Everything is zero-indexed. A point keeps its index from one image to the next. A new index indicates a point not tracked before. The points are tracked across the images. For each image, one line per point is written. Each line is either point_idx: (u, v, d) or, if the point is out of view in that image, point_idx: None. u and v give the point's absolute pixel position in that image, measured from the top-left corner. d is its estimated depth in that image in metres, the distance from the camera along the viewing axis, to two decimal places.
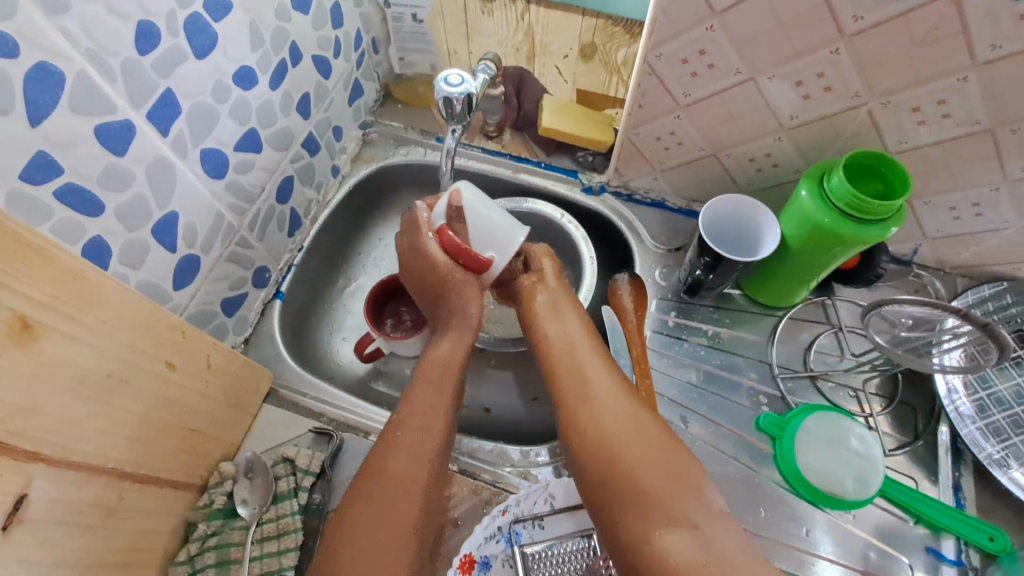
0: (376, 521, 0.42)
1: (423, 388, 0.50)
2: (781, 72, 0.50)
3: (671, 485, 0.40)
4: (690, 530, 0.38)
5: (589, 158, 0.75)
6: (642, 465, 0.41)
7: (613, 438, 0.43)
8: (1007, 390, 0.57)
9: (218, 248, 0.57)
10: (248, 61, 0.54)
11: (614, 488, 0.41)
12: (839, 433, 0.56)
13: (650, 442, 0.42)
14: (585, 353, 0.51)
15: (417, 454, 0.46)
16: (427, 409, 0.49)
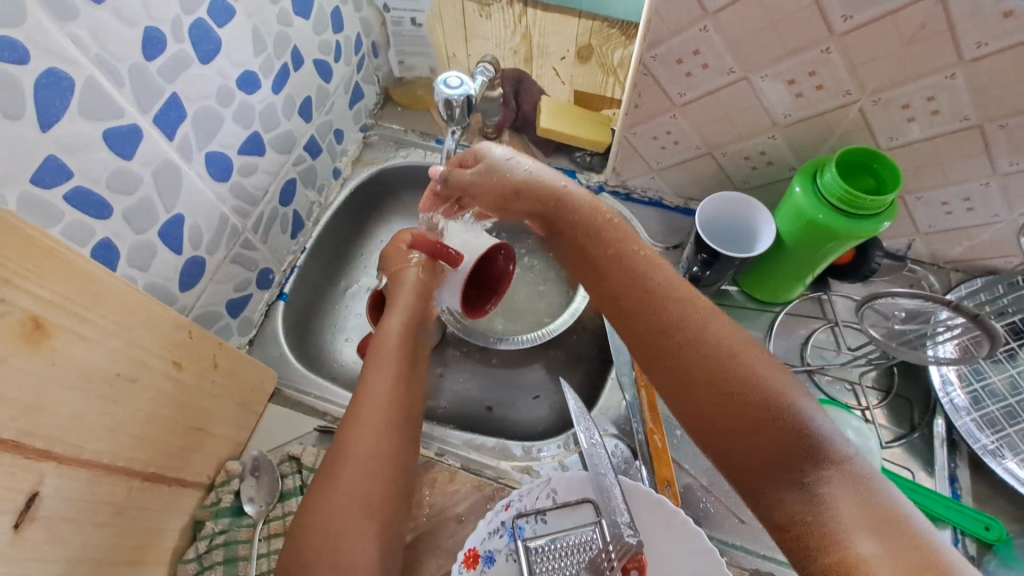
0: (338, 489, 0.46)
1: (371, 366, 0.54)
2: (774, 71, 0.51)
3: (782, 439, 0.38)
4: (800, 484, 0.37)
5: (586, 159, 0.76)
6: (734, 418, 0.40)
7: (719, 398, 0.41)
8: (1001, 382, 0.58)
9: (223, 250, 0.58)
10: (251, 65, 0.55)
11: (734, 450, 0.40)
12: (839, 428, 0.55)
13: (753, 397, 0.40)
14: (663, 298, 0.46)
15: (372, 426, 0.49)
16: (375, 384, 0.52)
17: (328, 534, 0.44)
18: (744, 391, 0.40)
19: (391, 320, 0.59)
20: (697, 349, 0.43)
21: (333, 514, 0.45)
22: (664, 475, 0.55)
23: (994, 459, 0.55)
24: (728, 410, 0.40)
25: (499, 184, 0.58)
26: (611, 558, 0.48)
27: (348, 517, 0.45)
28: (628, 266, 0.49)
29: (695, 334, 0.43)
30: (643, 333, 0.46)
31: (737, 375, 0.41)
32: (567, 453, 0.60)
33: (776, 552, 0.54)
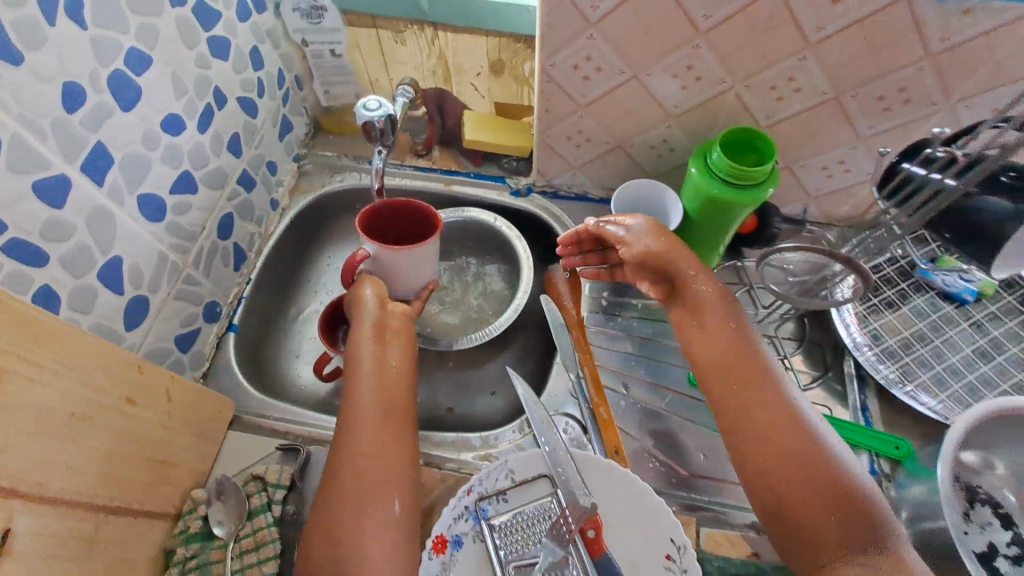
0: (361, 537, 0.46)
1: (364, 400, 0.53)
2: (658, 68, 0.58)
3: (846, 520, 0.43)
4: (859, 559, 0.42)
5: (513, 164, 0.82)
6: (816, 487, 0.45)
7: (808, 467, 0.46)
8: (894, 318, 0.67)
9: (165, 287, 0.60)
10: (174, 108, 0.57)
11: (794, 510, 0.45)
12: None
13: (835, 476, 0.45)
14: (763, 373, 0.51)
15: (386, 462, 0.50)
16: (383, 417, 0.53)
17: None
18: (837, 472, 0.46)
19: (361, 348, 0.58)
20: (788, 421, 0.48)
21: (360, 562, 0.45)
22: (612, 443, 0.60)
23: (897, 385, 0.62)
24: (818, 483, 0.45)
25: (641, 252, 0.57)
26: (567, 521, 0.52)
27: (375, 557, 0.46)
28: (717, 330, 0.54)
29: (785, 409, 0.49)
30: (742, 397, 0.50)
31: (824, 454, 0.47)
32: (522, 437, 0.64)
33: (720, 495, 0.60)
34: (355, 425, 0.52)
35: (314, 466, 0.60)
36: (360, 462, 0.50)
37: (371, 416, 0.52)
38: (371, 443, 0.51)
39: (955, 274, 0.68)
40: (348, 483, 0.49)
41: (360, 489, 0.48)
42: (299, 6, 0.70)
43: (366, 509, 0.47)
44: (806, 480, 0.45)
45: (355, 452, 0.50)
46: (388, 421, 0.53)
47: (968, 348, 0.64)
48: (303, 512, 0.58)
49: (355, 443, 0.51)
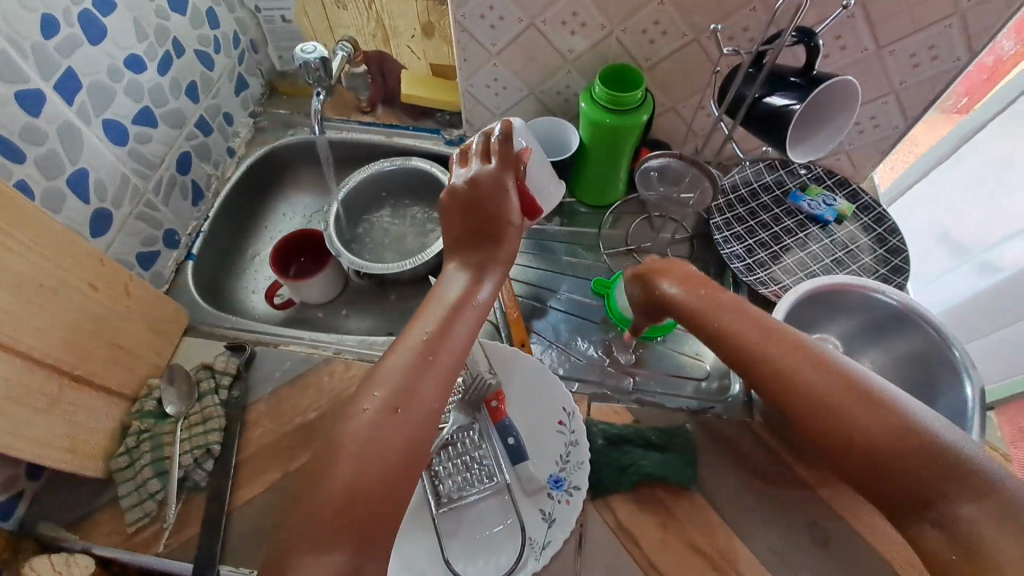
0: (392, 446, 0.45)
1: (440, 316, 0.50)
2: (549, 17, 0.69)
3: (920, 471, 0.38)
4: (947, 520, 0.37)
5: (447, 118, 0.92)
6: (857, 443, 0.40)
7: (817, 416, 0.42)
8: (767, 236, 0.78)
9: (128, 206, 0.69)
10: (135, 49, 0.67)
11: (865, 481, 0.41)
12: None
13: (852, 417, 0.41)
14: (745, 328, 0.48)
15: (443, 380, 0.48)
16: (458, 333, 0.50)
17: (381, 485, 0.43)
18: (863, 414, 0.40)
19: (456, 274, 0.54)
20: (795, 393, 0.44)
21: (383, 473, 0.43)
22: (519, 336, 0.70)
23: (764, 288, 0.73)
24: (861, 443, 0.40)
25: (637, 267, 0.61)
26: (474, 393, 0.63)
27: (399, 467, 0.44)
28: (692, 297, 0.53)
29: (775, 362, 0.46)
30: (734, 362, 0.48)
31: (836, 397, 0.42)
32: None
33: (612, 380, 0.70)
34: (432, 335, 0.48)
35: (259, 361, 0.69)
36: (417, 373, 0.47)
37: (449, 336, 0.49)
38: (439, 361, 0.48)
39: (820, 199, 0.79)
40: (402, 391, 0.46)
41: (409, 402, 0.46)
42: None
43: (411, 421, 0.45)
44: (835, 435, 0.41)
45: (425, 363, 0.47)
46: (462, 347, 0.49)
47: (827, 259, 0.76)
48: (247, 397, 0.66)
49: (431, 355, 0.48)
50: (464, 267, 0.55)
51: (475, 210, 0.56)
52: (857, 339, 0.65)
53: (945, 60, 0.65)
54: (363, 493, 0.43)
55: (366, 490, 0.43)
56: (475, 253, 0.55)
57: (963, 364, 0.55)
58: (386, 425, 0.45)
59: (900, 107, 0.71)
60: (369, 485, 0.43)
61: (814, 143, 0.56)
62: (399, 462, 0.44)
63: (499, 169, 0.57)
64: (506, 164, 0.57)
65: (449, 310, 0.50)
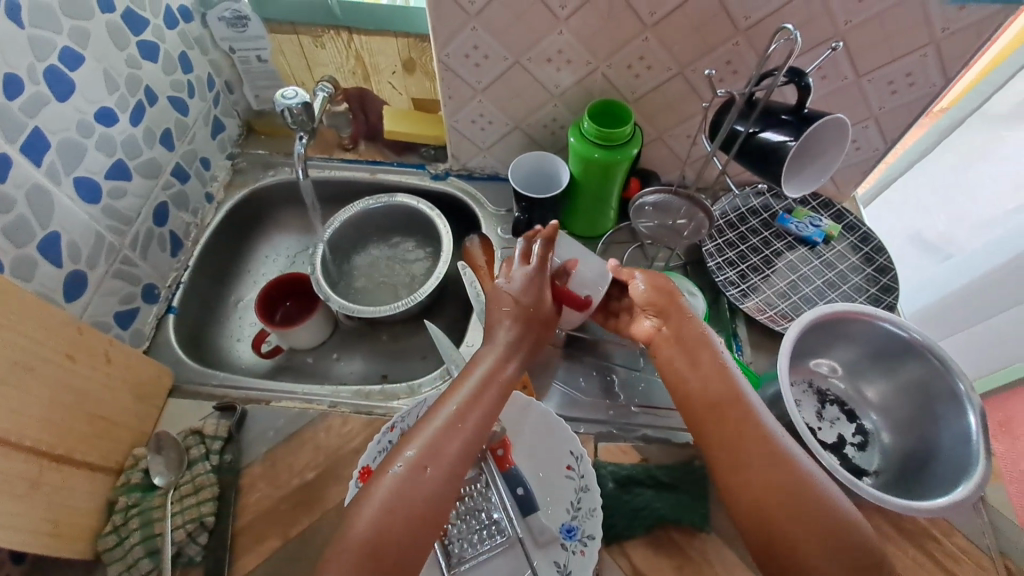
0: (418, 502, 0.45)
1: (475, 379, 0.52)
2: (534, 55, 0.69)
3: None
4: None
5: (432, 152, 0.91)
6: (810, 535, 0.43)
7: (775, 498, 0.45)
8: (759, 260, 0.78)
9: (103, 265, 0.66)
10: (107, 102, 0.64)
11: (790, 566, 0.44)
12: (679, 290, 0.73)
13: (811, 514, 0.44)
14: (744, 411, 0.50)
15: (470, 444, 0.48)
16: (487, 399, 0.51)
17: (408, 539, 0.44)
18: (816, 515, 0.44)
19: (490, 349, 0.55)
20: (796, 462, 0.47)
21: (405, 526, 0.44)
22: (520, 378, 0.69)
23: (760, 314, 0.73)
24: (814, 538, 0.43)
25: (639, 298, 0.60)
26: None
27: (426, 525, 0.45)
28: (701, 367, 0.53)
29: (755, 448, 0.47)
30: (725, 433, 0.49)
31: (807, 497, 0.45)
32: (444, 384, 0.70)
33: (617, 417, 0.68)
34: (460, 398, 0.50)
35: (250, 420, 0.66)
36: (446, 431, 0.48)
37: (477, 402, 0.50)
38: (466, 424, 0.49)
39: (807, 221, 0.80)
40: (431, 447, 0.47)
41: (438, 459, 0.47)
42: (225, 17, 0.78)
43: (439, 475, 0.46)
44: (787, 523, 0.44)
45: (455, 421, 0.49)
46: (490, 416, 0.51)
47: (818, 281, 0.76)
48: (240, 460, 0.63)
49: (457, 417, 0.49)
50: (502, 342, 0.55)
51: (524, 321, 0.57)
52: (858, 366, 0.66)
53: (922, 86, 0.66)
54: (387, 549, 0.43)
55: (387, 543, 0.43)
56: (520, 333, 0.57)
57: (966, 393, 0.56)
58: (414, 480, 0.46)
59: (880, 129, 0.73)
60: (393, 537, 0.44)
61: (807, 176, 0.57)
62: (427, 519, 0.45)
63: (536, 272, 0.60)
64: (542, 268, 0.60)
65: (484, 374, 0.52)
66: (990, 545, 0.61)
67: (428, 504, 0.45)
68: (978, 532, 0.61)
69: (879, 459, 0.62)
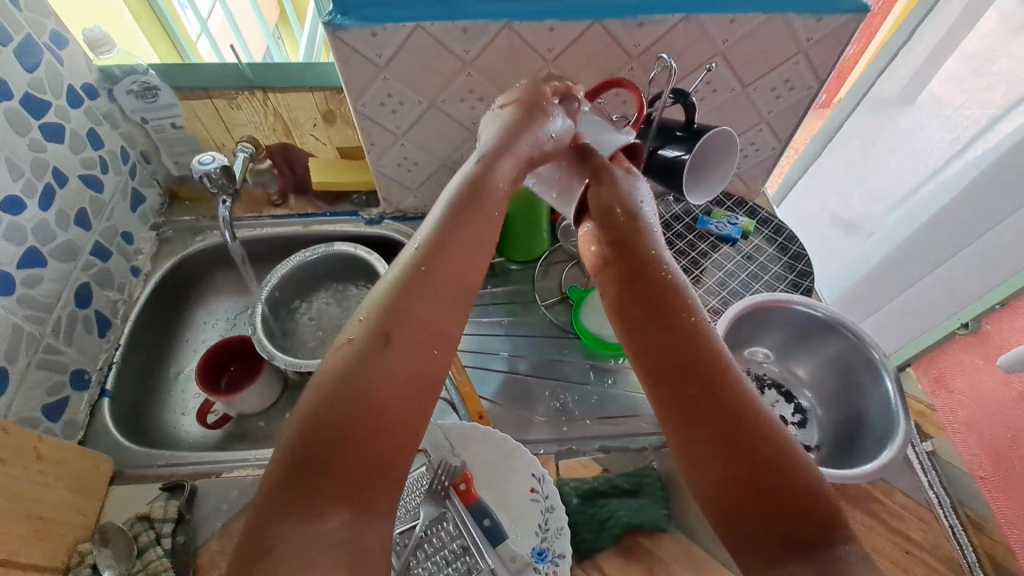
0: (379, 366, 0.37)
1: (454, 205, 0.45)
2: (447, 97, 0.72)
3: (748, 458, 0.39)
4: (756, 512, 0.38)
5: (364, 198, 0.92)
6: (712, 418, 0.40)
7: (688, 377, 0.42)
8: (687, 263, 0.83)
9: (24, 358, 0.62)
10: (12, 190, 0.62)
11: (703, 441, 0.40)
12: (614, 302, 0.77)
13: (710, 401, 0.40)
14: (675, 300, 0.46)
15: (438, 292, 0.41)
16: (463, 240, 0.44)
17: (375, 411, 0.36)
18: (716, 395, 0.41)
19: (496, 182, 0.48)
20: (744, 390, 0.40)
21: (368, 389, 0.36)
22: (475, 409, 0.69)
23: None
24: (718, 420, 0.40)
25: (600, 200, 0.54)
26: (441, 478, 0.61)
27: (397, 401, 0.37)
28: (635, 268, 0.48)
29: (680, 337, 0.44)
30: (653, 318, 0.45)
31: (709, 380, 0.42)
32: None
33: (575, 432, 0.70)
34: (431, 244, 0.43)
35: (202, 496, 0.63)
36: (410, 280, 0.41)
37: (448, 240, 0.43)
38: (432, 269, 0.41)
39: (725, 220, 0.86)
40: (401, 294, 0.40)
41: (407, 318, 0.39)
42: (132, 89, 0.78)
43: (413, 340, 0.39)
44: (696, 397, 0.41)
45: (422, 269, 0.41)
46: (462, 253, 0.43)
47: (742, 274, 0.82)
48: (195, 540, 0.60)
49: (426, 267, 0.41)
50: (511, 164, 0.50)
51: (528, 163, 0.52)
52: (788, 349, 0.71)
53: (800, 89, 0.74)
54: (356, 439, 0.35)
55: (338, 409, 0.35)
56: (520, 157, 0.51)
57: (881, 361, 0.61)
58: (382, 349, 0.38)
59: (773, 130, 0.80)
60: (356, 404, 0.36)
61: (709, 184, 0.62)
62: (395, 387, 0.37)
63: (533, 108, 0.53)
64: (537, 102, 0.54)
65: (465, 208, 0.45)
66: (929, 498, 0.65)
67: (390, 365, 0.37)
68: (914, 486, 0.66)
69: (819, 433, 0.67)
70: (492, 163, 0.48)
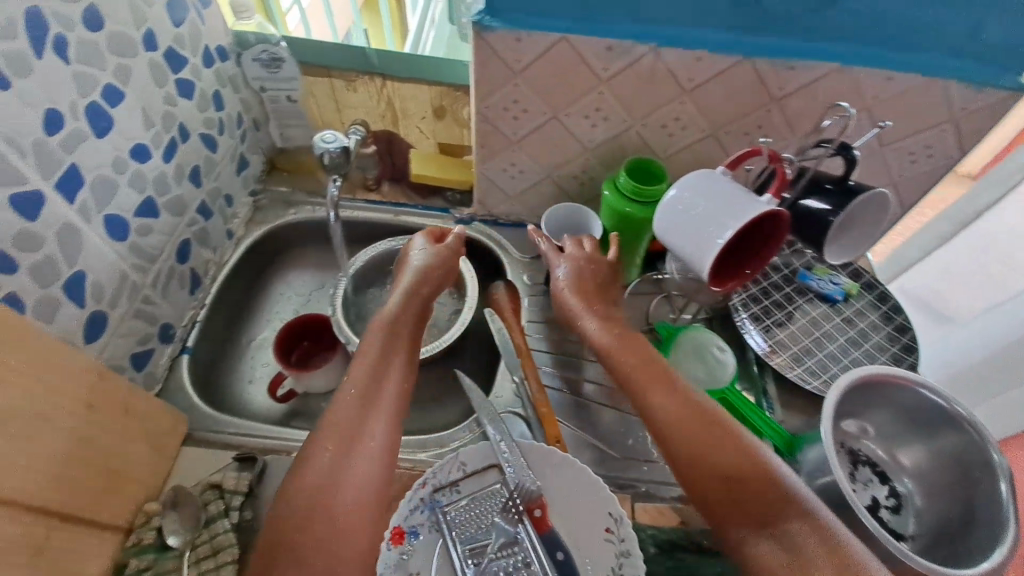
0: (338, 480, 0.46)
1: (378, 341, 0.56)
2: (573, 111, 0.70)
3: (754, 489, 0.46)
4: (773, 538, 0.44)
5: (457, 197, 0.91)
6: (723, 476, 0.47)
7: (689, 439, 0.50)
8: (784, 316, 0.79)
9: (125, 305, 0.62)
10: (142, 138, 0.62)
11: (720, 493, 0.47)
12: (704, 347, 0.73)
13: (709, 433, 0.50)
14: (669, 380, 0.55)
15: (383, 415, 0.51)
16: (395, 366, 0.55)
17: (332, 518, 0.44)
18: (734, 457, 0.48)
19: (405, 308, 0.61)
20: (740, 447, 0.49)
21: (330, 496, 0.45)
22: (553, 433, 0.66)
23: (790, 371, 0.73)
24: (729, 477, 0.47)
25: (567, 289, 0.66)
26: (517, 502, 0.58)
27: (356, 507, 0.46)
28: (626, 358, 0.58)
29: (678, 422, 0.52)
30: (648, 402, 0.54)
31: (714, 442, 0.49)
32: (473, 436, 0.69)
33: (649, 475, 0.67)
34: (364, 375, 0.52)
35: (270, 473, 0.62)
36: (356, 410, 0.50)
37: (380, 375, 0.53)
38: (375, 401, 0.51)
39: (827, 279, 0.82)
40: (348, 422, 0.49)
41: (354, 434, 0.48)
42: (259, 57, 0.78)
43: (363, 454, 0.48)
44: (708, 462, 0.49)
45: (361, 397, 0.51)
46: (398, 378, 0.54)
47: (841, 338, 0.78)
48: (259, 518, 0.59)
49: (361, 392, 0.51)
50: (411, 302, 0.62)
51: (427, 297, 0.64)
52: (893, 430, 0.67)
53: (940, 157, 0.70)
54: (318, 526, 0.43)
55: (301, 520, 0.43)
56: (429, 290, 0.64)
57: (1002, 467, 0.56)
58: (340, 463, 0.47)
59: (898, 194, 0.76)
60: (321, 513, 0.44)
61: (843, 244, 0.59)
62: (365, 491, 0.47)
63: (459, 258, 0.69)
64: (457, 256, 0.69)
65: (377, 340, 0.56)
66: None
67: (349, 478, 0.46)
68: None
69: (914, 524, 0.63)
70: (405, 301, 0.61)
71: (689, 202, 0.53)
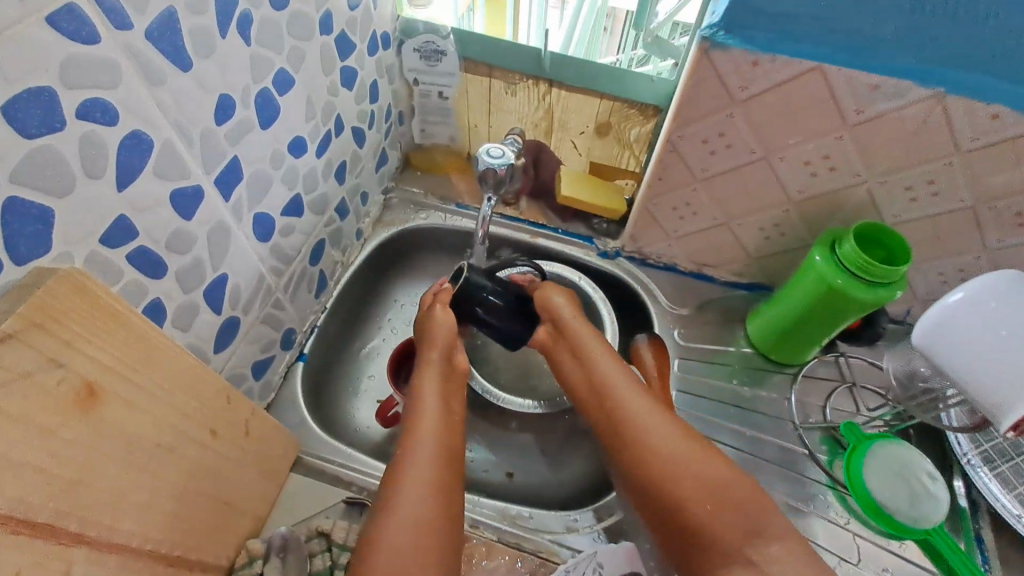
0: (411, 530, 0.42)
1: (433, 391, 0.55)
2: (792, 155, 0.56)
3: (734, 517, 0.43)
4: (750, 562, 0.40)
5: (604, 225, 0.80)
6: (687, 497, 0.45)
7: (647, 453, 0.49)
8: (1006, 441, 0.62)
9: (256, 311, 0.57)
10: (301, 130, 0.55)
11: (678, 523, 0.44)
12: (909, 465, 0.59)
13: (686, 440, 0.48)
14: (618, 383, 0.55)
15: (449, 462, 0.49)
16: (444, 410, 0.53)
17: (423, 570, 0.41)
18: (701, 474, 0.46)
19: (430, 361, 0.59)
20: (673, 466, 0.47)
21: (416, 549, 0.41)
22: None
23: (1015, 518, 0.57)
24: (701, 491, 0.44)
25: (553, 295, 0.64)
26: None
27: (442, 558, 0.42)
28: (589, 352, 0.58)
29: (641, 417, 0.51)
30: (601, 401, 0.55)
31: (669, 459, 0.47)
32: (605, 522, 0.59)
33: None
34: (413, 428, 0.51)
35: None
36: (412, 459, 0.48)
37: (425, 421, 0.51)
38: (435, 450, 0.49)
39: None
40: (413, 474, 0.46)
41: (427, 486, 0.46)
42: (421, 48, 0.71)
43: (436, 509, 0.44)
44: (657, 482, 0.47)
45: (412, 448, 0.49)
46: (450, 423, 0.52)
47: None
48: None
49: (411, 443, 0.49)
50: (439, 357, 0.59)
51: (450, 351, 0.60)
52: None
53: None
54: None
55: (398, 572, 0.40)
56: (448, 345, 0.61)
57: None
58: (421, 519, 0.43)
59: None
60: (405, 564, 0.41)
61: None
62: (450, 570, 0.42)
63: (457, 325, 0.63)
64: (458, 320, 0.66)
65: (413, 435, 0.50)
66: None
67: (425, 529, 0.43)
68: None
69: None
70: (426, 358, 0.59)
71: (998, 321, 0.44)
